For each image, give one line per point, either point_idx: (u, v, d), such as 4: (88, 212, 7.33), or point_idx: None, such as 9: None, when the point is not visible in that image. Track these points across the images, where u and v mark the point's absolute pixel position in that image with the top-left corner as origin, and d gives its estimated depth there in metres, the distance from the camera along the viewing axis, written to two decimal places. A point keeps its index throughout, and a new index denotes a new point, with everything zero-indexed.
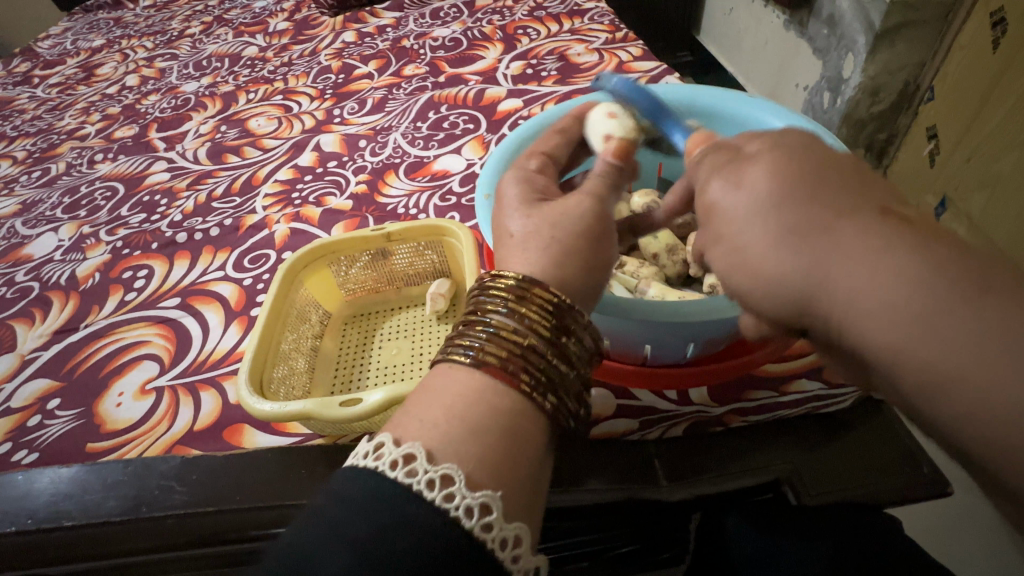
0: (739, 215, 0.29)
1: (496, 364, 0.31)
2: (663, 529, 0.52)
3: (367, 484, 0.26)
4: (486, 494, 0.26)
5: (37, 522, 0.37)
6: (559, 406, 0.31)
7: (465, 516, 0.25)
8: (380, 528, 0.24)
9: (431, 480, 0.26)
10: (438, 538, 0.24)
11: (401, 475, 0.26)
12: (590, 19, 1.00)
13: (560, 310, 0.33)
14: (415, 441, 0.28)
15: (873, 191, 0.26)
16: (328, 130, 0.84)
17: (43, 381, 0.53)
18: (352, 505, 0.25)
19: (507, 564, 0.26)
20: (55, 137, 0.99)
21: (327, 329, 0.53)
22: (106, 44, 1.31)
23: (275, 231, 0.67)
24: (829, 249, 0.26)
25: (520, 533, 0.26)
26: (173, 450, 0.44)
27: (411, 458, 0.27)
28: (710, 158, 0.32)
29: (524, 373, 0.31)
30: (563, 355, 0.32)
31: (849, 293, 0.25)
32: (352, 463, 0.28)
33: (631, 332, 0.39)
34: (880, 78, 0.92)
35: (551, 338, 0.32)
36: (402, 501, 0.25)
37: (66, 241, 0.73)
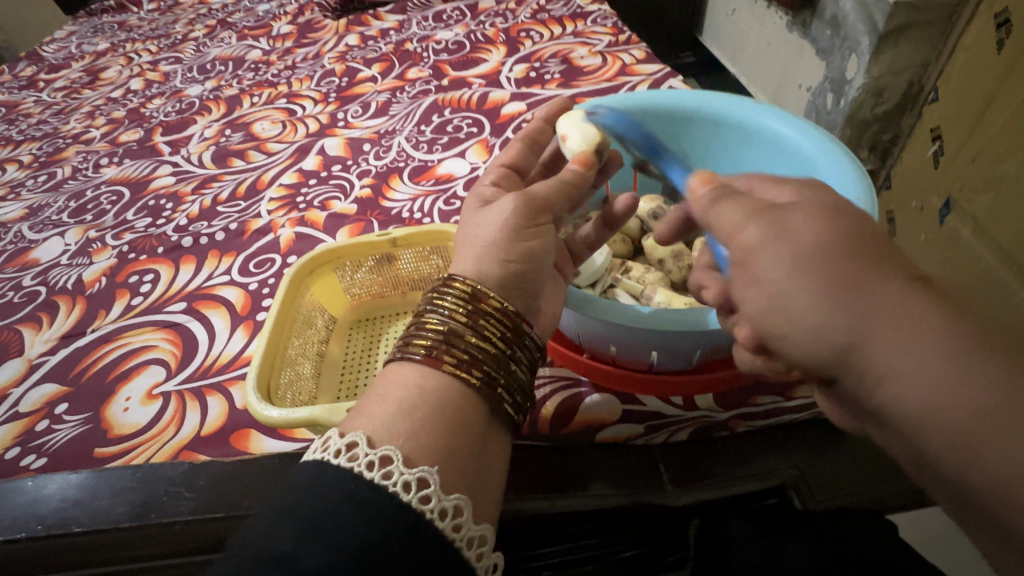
0: (778, 260, 0.26)
1: (451, 363, 0.33)
2: (664, 534, 0.52)
3: (343, 483, 0.28)
4: (458, 497, 0.28)
5: (46, 528, 0.37)
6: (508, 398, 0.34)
7: (439, 517, 0.27)
8: (356, 525, 0.26)
9: (408, 482, 0.28)
10: (414, 537, 0.26)
11: (377, 476, 0.28)
12: (593, 22, 1.00)
13: (509, 318, 0.36)
14: (391, 445, 0.29)
15: (904, 253, 0.26)
16: (332, 134, 0.84)
17: (50, 386, 0.54)
18: (329, 502, 0.27)
19: (473, 562, 0.28)
20: (60, 140, 1.00)
21: (332, 333, 0.53)
22: (111, 48, 1.31)
23: (280, 236, 0.67)
24: (874, 313, 0.24)
25: (485, 533, 0.29)
26: (181, 455, 0.44)
27: (388, 460, 0.28)
28: (736, 200, 0.30)
29: (476, 369, 0.33)
30: (511, 354, 0.35)
31: (895, 358, 0.23)
32: (324, 460, 0.29)
33: (633, 338, 0.39)
34: (883, 79, 0.92)
35: (498, 339, 0.35)
36: (377, 499, 0.27)
37: (72, 246, 0.73)
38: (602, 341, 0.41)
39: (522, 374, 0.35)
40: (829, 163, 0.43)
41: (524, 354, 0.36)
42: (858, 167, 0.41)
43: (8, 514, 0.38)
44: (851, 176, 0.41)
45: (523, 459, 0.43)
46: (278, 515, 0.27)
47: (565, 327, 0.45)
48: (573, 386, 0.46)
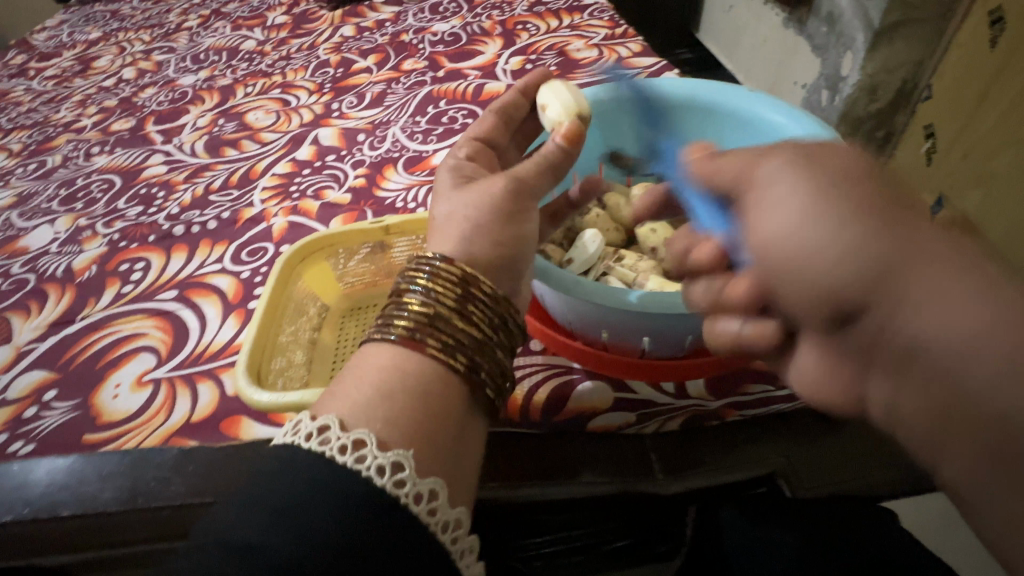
0: (801, 216, 0.27)
1: (434, 346, 0.33)
2: (659, 523, 0.52)
3: (314, 468, 0.28)
4: (434, 481, 0.28)
5: (34, 511, 0.37)
6: (470, 366, 0.33)
7: (413, 501, 0.27)
8: (328, 514, 0.26)
9: (381, 466, 0.28)
10: (387, 523, 0.26)
11: (350, 460, 0.28)
12: (589, 15, 1.00)
13: (497, 303, 0.36)
14: (364, 428, 0.29)
15: (916, 204, 0.27)
16: (326, 124, 0.84)
17: (38, 373, 0.53)
18: (297, 490, 0.27)
19: (447, 546, 0.28)
20: (51, 129, 0.99)
21: (325, 321, 0.53)
22: (102, 37, 1.30)
23: (273, 225, 0.67)
24: (896, 260, 0.25)
25: (462, 517, 0.29)
26: (170, 442, 0.44)
27: (361, 444, 0.28)
28: (753, 161, 0.31)
29: (432, 339, 0.33)
30: (470, 322, 0.34)
31: (902, 308, 0.25)
32: (295, 445, 0.29)
33: (609, 318, 0.39)
34: (878, 76, 0.92)
35: (456, 307, 0.34)
36: (349, 485, 0.27)
37: (62, 234, 0.72)
38: (594, 326, 0.42)
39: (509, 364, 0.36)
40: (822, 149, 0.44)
41: (509, 343, 0.36)
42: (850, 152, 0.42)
43: None
44: None
45: (513, 447, 0.43)
46: (246, 503, 0.27)
47: (558, 314, 0.45)
48: (564, 374, 0.46)
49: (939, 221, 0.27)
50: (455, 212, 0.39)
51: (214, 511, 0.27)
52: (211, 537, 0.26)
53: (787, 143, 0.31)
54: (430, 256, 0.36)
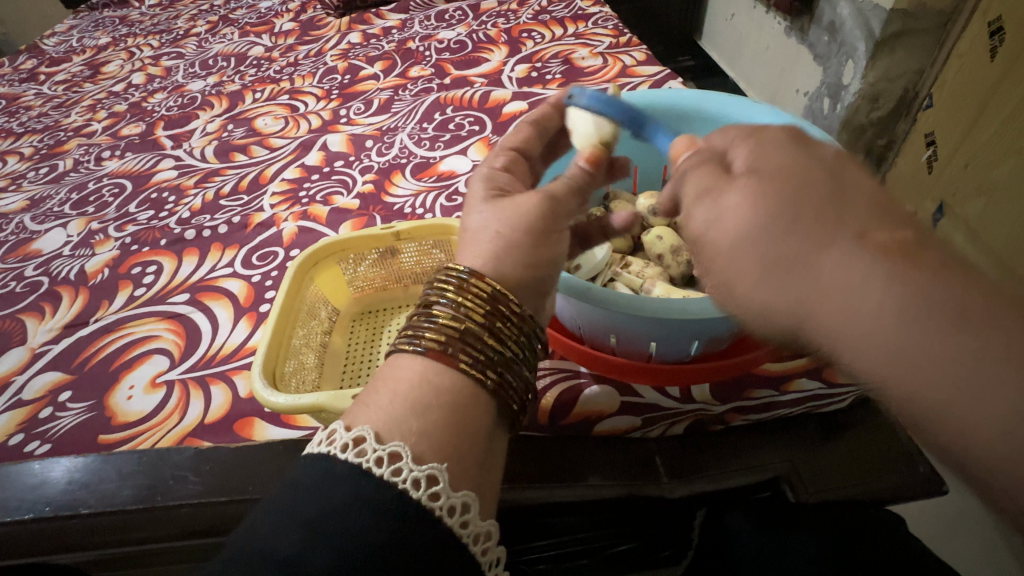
0: (721, 248, 0.28)
1: (467, 362, 0.33)
2: (666, 528, 0.53)
3: (351, 480, 0.28)
4: (466, 495, 0.29)
5: (54, 509, 0.37)
6: (499, 383, 0.34)
7: (447, 514, 0.28)
8: (368, 526, 0.27)
9: (417, 479, 0.28)
10: (424, 536, 0.27)
11: (386, 472, 0.28)
12: (594, 23, 1.02)
13: (523, 322, 0.36)
14: (400, 440, 0.30)
15: (852, 213, 0.25)
16: (334, 130, 0.85)
17: (53, 374, 0.54)
18: (336, 501, 0.27)
19: (478, 557, 0.29)
20: (62, 133, 1.00)
21: (336, 325, 0.54)
22: (112, 42, 1.32)
23: (283, 229, 0.68)
24: (808, 285, 0.25)
25: (491, 529, 0.30)
26: (184, 442, 0.45)
27: (397, 457, 0.29)
28: (695, 177, 0.30)
29: (462, 354, 0.33)
30: (498, 339, 0.35)
31: (832, 321, 0.25)
32: (331, 455, 0.29)
33: (633, 326, 0.40)
34: (879, 85, 0.94)
35: (486, 324, 0.35)
36: (387, 498, 0.28)
37: (74, 237, 0.73)
38: (602, 331, 0.43)
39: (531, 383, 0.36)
40: None
41: (531, 362, 0.37)
42: None
43: (16, 496, 0.38)
44: None
45: (521, 450, 0.44)
46: (283, 513, 0.27)
47: (566, 318, 0.46)
48: (572, 378, 0.47)
49: (888, 221, 0.25)
50: (467, 219, 0.39)
51: (251, 520, 0.28)
52: (250, 546, 0.26)
53: (740, 151, 0.30)
54: (460, 268, 0.36)
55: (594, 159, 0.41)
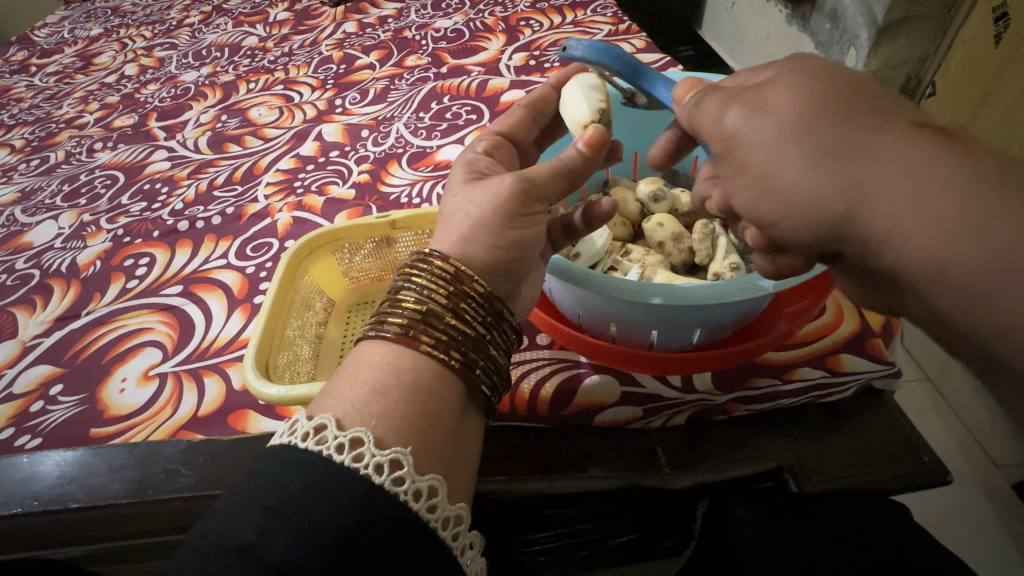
0: (765, 138, 0.27)
1: (428, 344, 0.33)
2: (666, 519, 0.52)
3: (311, 468, 0.28)
4: (433, 478, 0.29)
5: (42, 504, 0.37)
6: (464, 362, 0.33)
7: (412, 498, 0.28)
8: (328, 511, 0.26)
9: (380, 464, 0.28)
10: (389, 521, 0.27)
11: (347, 458, 0.28)
12: (592, 11, 1.00)
13: (488, 301, 0.36)
14: (362, 427, 0.29)
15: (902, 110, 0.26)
16: (329, 120, 0.83)
17: (45, 367, 0.53)
18: (295, 488, 0.27)
19: (449, 542, 0.28)
20: (53, 125, 0.99)
21: (331, 316, 0.53)
22: (104, 33, 1.30)
23: (277, 220, 0.66)
24: (868, 164, 0.25)
25: (462, 513, 0.30)
26: (178, 435, 0.44)
27: (358, 442, 0.29)
28: (722, 89, 0.31)
29: (424, 336, 0.33)
30: (461, 318, 0.34)
31: (893, 205, 0.24)
32: (292, 445, 0.29)
33: (610, 307, 0.39)
34: (882, 72, 0.91)
35: (448, 305, 0.34)
36: (347, 483, 0.27)
37: (66, 229, 0.72)
38: (602, 320, 0.42)
39: (501, 365, 0.36)
40: None
41: (501, 345, 0.36)
42: None
43: (3, 490, 0.38)
44: None
45: (520, 442, 0.43)
46: (242, 503, 0.27)
47: (566, 308, 0.45)
48: (571, 368, 0.46)
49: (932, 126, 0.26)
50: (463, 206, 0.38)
51: (211, 509, 0.28)
52: (228, 529, 0.26)
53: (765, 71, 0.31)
54: (426, 253, 0.36)
55: (595, 141, 0.39)
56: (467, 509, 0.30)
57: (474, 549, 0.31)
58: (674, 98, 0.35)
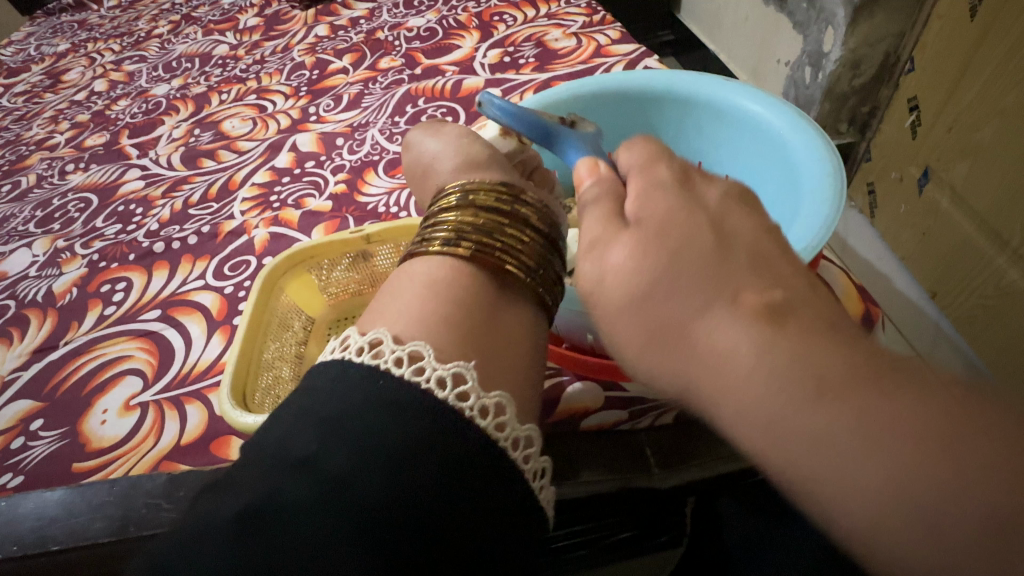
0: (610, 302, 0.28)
1: (440, 244, 0.37)
2: (662, 515, 0.53)
3: (370, 380, 0.29)
4: (499, 397, 0.30)
5: (23, 548, 0.36)
6: (473, 250, 0.36)
7: (479, 415, 0.28)
8: (393, 427, 0.27)
9: (443, 379, 0.29)
10: (455, 431, 0.27)
11: (408, 372, 0.29)
12: (566, 3, 0.98)
13: (502, 203, 0.40)
14: (421, 343, 0.31)
15: None
16: (304, 129, 0.82)
17: (24, 403, 0.52)
18: (353, 403, 0.28)
19: (519, 462, 0.29)
20: (23, 148, 0.97)
21: (311, 335, 0.52)
22: (71, 49, 1.26)
23: (254, 237, 0.65)
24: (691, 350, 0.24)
25: (532, 435, 0.30)
26: (160, 466, 0.44)
27: (417, 356, 0.30)
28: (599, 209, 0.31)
29: (439, 236, 0.38)
30: (475, 217, 0.39)
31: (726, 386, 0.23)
32: (347, 358, 0.31)
33: (575, 320, 0.43)
34: (860, 50, 0.94)
35: (462, 210, 0.39)
36: (411, 395, 0.28)
37: (40, 257, 0.71)
38: (580, 330, 0.44)
39: (551, 263, 0.40)
40: (798, 138, 0.44)
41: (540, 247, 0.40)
42: (826, 140, 0.42)
43: None
44: (820, 148, 0.42)
45: None
46: (299, 417, 0.28)
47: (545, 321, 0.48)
48: (555, 376, 0.48)
49: None
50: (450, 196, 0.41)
51: (271, 418, 0.29)
52: (277, 457, 0.26)
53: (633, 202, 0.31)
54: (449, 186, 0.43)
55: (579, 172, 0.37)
56: (538, 434, 0.31)
57: (545, 475, 0.31)
58: (577, 179, 0.36)
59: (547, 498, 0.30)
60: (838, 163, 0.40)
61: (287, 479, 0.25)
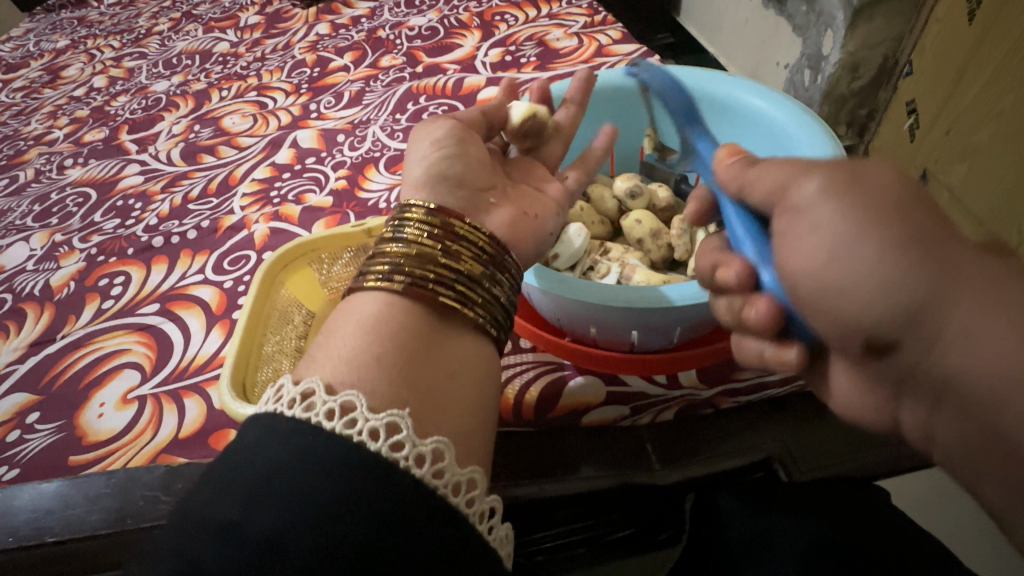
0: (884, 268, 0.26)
1: (376, 278, 0.37)
2: (656, 513, 0.52)
3: (300, 433, 0.28)
4: (437, 441, 0.29)
5: (18, 540, 0.35)
6: (409, 282, 0.36)
7: (416, 464, 0.28)
8: (324, 480, 0.26)
9: (376, 429, 0.28)
10: (391, 481, 0.27)
11: (339, 424, 0.28)
12: (568, 3, 0.98)
13: (441, 232, 0.39)
14: (353, 391, 0.30)
15: None
16: (305, 126, 0.82)
17: (20, 396, 0.52)
18: (281, 459, 0.27)
19: (462, 506, 0.29)
20: (22, 143, 0.96)
21: (311, 329, 0.49)
22: (70, 45, 1.26)
23: (254, 232, 0.65)
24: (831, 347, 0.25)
25: (474, 476, 0.30)
26: (158, 459, 0.44)
27: (349, 407, 0.29)
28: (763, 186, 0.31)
29: (375, 271, 0.37)
30: (411, 248, 0.38)
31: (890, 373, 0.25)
32: (277, 412, 0.29)
33: (579, 314, 0.42)
34: (859, 54, 0.90)
35: (397, 241, 0.38)
36: (343, 447, 0.27)
37: (38, 251, 0.70)
38: (582, 323, 0.44)
39: (493, 291, 0.39)
40: (800, 132, 0.44)
41: (484, 275, 0.39)
42: (829, 134, 0.42)
43: None
44: (822, 143, 0.42)
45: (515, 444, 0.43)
46: (225, 476, 0.26)
47: (545, 313, 0.47)
48: (556, 371, 0.46)
49: None
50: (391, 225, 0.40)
51: (194, 482, 0.27)
52: (198, 522, 0.24)
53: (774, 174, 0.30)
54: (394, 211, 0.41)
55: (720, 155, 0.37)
56: (481, 473, 0.31)
57: (493, 514, 0.31)
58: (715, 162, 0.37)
59: (500, 537, 0.31)
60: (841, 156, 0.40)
61: (210, 546, 0.23)
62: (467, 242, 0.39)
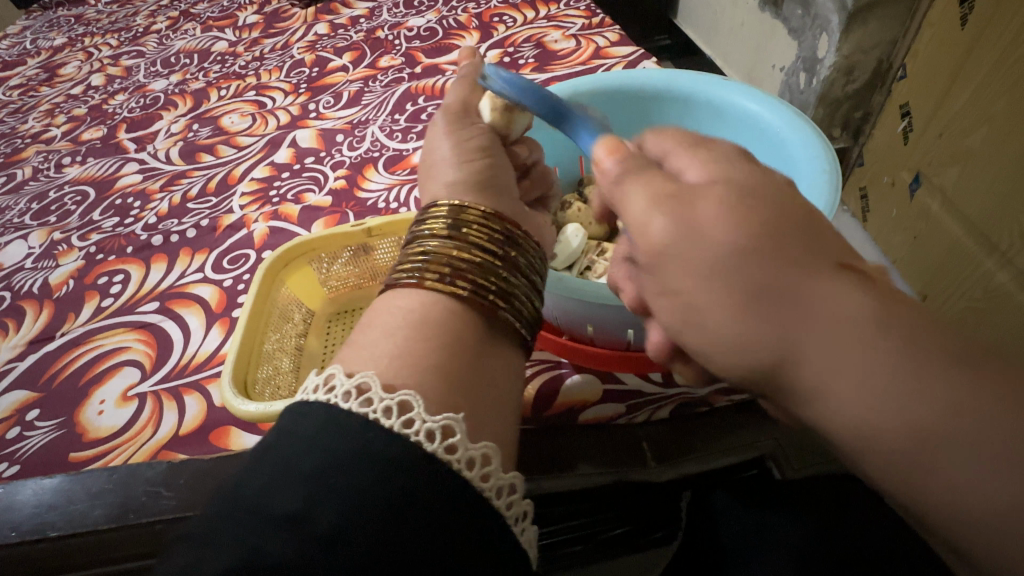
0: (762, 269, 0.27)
1: (434, 280, 0.37)
2: (652, 511, 0.53)
3: (359, 430, 0.28)
4: (486, 447, 0.30)
5: (20, 535, 0.36)
6: (472, 291, 0.36)
7: (466, 467, 0.29)
8: (382, 481, 0.27)
9: (431, 432, 0.29)
10: (441, 484, 0.28)
11: (396, 423, 0.29)
12: (566, 5, 0.99)
13: (496, 239, 0.40)
14: (410, 391, 0.30)
15: (829, 242, 0.28)
16: (303, 125, 0.82)
17: (19, 393, 0.52)
18: (339, 456, 0.27)
19: (502, 510, 0.29)
20: (19, 141, 0.96)
21: (311, 327, 0.52)
22: (67, 43, 1.26)
23: (253, 231, 0.66)
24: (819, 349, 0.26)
25: (514, 481, 0.30)
26: (159, 455, 0.44)
27: (406, 407, 0.30)
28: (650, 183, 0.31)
29: (432, 272, 0.37)
30: (469, 251, 0.38)
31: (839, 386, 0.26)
32: (333, 404, 0.30)
33: (578, 311, 0.43)
34: (853, 57, 0.95)
35: (455, 242, 0.38)
36: (400, 447, 0.28)
37: (37, 249, 0.71)
38: (580, 320, 0.45)
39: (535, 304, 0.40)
40: (794, 136, 0.45)
41: (530, 287, 0.40)
42: (823, 139, 0.43)
43: None
44: (815, 148, 0.43)
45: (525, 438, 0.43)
46: (282, 467, 0.27)
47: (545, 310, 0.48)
48: (553, 368, 0.48)
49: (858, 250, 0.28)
50: (444, 221, 0.40)
51: (249, 470, 0.28)
52: (258, 513, 0.25)
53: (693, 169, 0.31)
54: (441, 205, 0.41)
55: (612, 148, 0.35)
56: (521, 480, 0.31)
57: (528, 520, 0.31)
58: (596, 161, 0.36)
59: (529, 540, 0.31)
60: (835, 162, 0.41)
61: (273, 538, 0.24)
62: (513, 248, 0.40)
